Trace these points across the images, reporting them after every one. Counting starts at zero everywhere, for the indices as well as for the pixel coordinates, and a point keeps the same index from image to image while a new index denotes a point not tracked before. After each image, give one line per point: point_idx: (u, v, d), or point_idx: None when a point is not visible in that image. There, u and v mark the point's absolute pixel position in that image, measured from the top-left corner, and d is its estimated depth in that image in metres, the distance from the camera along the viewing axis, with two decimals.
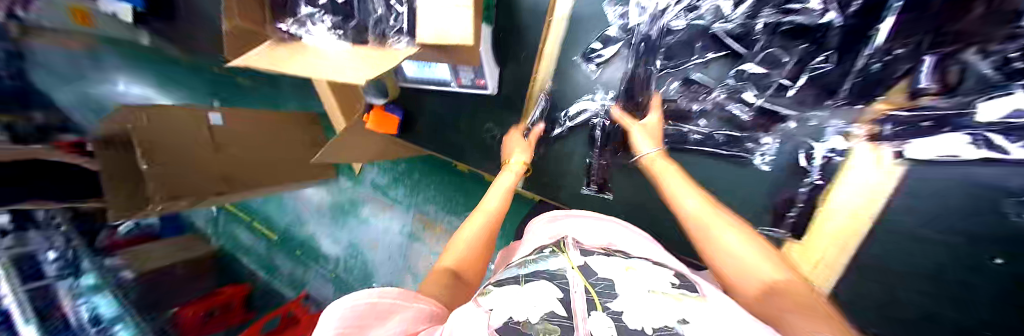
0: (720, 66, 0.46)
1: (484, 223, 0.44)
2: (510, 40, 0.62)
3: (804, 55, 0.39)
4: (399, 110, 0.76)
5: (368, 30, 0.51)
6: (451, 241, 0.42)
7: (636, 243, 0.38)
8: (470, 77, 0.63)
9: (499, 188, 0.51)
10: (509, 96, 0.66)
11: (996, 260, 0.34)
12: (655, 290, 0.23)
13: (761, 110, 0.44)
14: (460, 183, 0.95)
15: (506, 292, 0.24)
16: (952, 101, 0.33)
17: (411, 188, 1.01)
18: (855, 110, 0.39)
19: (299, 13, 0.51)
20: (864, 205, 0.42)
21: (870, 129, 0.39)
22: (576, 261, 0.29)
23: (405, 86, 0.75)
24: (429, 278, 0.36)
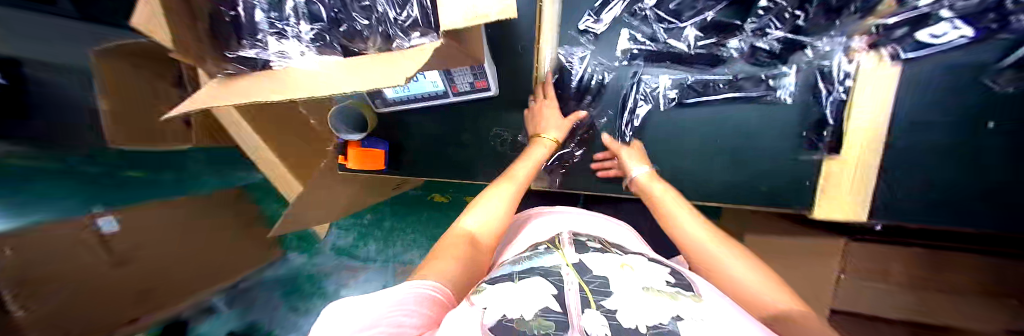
0: (724, 14, 0.44)
1: (513, 196, 0.44)
2: (498, 41, 0.54)
3: None
4: (382, 142, 0.63)
5: (359, 33, 0.46)
6: (472, 205, 0.43)
7: (622, 234, 0.39)
8: (468, 81, 0.53)
9: (530, 162, 0.49)
10: (516, 98, 0.56)
11: (989, 124, 0.36)
12: (652, 287, 0.21)
13: (787, 41, 0.42)
14: (438, 217, 1.04)
15: (500, 290, 0.22)
16: (912, 13, 0.36)
17: (383, 240, 1.04)
18: (858, 21, 0.39)
19: (264, 32, 0.47)
20: (876, 111, 0.39)
21: (868, 39, 0.38)
22: (572, 257, 0.26)
23: (387, 110, 0.62)
24: (447, 244, 0.35)
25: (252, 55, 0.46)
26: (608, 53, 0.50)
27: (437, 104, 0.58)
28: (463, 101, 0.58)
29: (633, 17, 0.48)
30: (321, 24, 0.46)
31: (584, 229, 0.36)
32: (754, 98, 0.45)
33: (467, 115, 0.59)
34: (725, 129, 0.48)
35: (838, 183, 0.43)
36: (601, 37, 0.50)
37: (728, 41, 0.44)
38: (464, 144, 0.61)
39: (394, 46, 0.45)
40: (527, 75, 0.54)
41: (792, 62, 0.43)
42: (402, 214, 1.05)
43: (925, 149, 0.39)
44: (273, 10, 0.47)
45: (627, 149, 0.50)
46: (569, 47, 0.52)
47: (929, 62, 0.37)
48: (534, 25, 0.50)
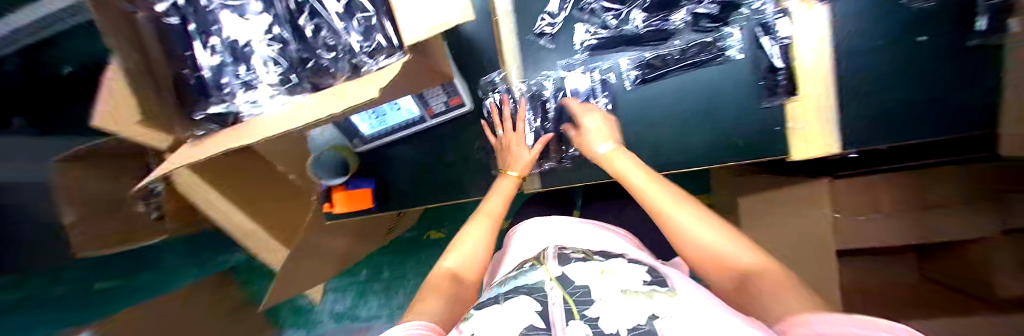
0: None
1: (490, 228, 0.44)
2: (464, 61, 0.55)
3: None
4: (366, 180, 0.61)
5: (327, 67, 0.41)
6: (451, 245, 0.42)
7: (608, 239, 0.38)
8: (443, 100, 0.54)
9: (500, 196, 0.49)
10: (492, 108, 0.56)
11: (920, 37, 0.38)
12: (629, 288, 0.21)
13: (724, 2, 0.44)
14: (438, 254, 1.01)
15: (489, 314, 0.21)
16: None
17: (384, 291, 0.99)
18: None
19: (229, 85, 0.43)
20: (820, 60, 0.40)
21: None
22: (555, 270, 0.25)
23: (366, 147, 0.61)
24: (430, 287, 0.34)
25: (220, 110, 0.42)
26: (567, 50, 0.52)
27: (415, 130, 0.58)
28: (441, 123, 0.58)
29: (582, 11, 0.49)
30: (283, 67, 0.41)
31: (570, 239, 0.36)
32: (704, 62, 0.47)
33: (448, 135, 0.59)
34: (691, 94, 0.49)
35: (807, 119, 0.43)
36: (560, 35, 0.51)
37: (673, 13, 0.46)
38: (446, 168, 0.61)
39: (365, 70, 0.39)
40: (495, 86, 0.56)
41: (734, 21, 0.44)
42: (398, 260, 1.02)
43: (872, 79, 0.40)
44: (239, 62, 0.42)
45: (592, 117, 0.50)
46: (534, 53, 0.53)
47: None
48: (495, 39, 0.53)
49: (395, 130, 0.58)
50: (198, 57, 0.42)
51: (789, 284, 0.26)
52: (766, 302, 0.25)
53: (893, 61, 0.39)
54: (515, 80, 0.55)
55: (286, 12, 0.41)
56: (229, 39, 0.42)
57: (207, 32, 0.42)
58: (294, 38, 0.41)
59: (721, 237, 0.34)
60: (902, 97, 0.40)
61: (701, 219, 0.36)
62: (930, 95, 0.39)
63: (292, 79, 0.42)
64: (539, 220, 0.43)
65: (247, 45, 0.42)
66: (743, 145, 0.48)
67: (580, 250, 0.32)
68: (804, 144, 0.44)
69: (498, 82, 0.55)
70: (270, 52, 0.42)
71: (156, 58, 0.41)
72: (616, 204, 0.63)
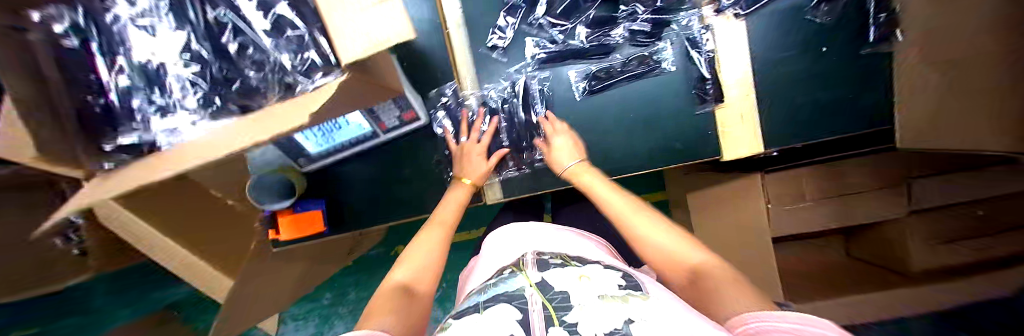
0: (604, 10, 0.49)
1: (441, 238, 0.45)
2: (415, 73, 0.54)
3: None
4: (318, 203, 0.58)
5: (259, 85, 0.38)
6: (401, 259, 0.42)
7: (578, 243, 0.40)
8: (396, 116, 0.51)
9: (452, 204, 0.51)
10: (445, 122, 0.57)
11: (823, 48, 0.46)
12: (606, 293, 0.22)
13: (655, 20, 0.48)
14: None
15: (469, 323, 0.21)
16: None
17: (350, 314, 0.95)
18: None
19: (144, 113, 0.38)
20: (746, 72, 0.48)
21: (714, 6, 0.47)
22: (535, 277, 0.26)
23: (313, 167, 0.57)
24: (378, 299, 0.34)
25: (133, 141, 0.38)
26: (519, 64, 0.53)
27: (370, 145, 0.55)
28: (399, 137, 0.56)
29: (531, 27, 0.51)
30: (201, 88, 0.38)
31: (546, 243, 0.37)
32: (643, 73, 0.50)
33: (405, 149, 0.58)
34: (632, 104, 0.52)
35: (733, 124, 0.48)
36: (511, 50, 0.52)
37: (613, 30, 0.49)
38: (407, 182, 0.59)
39: (299, 89, 0.37)
40: (451, 99, 0.56)
41: (668, 36, 0.49)
42: (365, 279, 0.97)
43: (781, 91, 0.47)
44: (153, 86, 0.38)
45: (563, 136, 0.52)
46: (487, 66, 0.53)
47: (766, 13, 0.47)
48: (448, 53, 0.53)
49: (345, 145, 0.53)
50: (104, 80, 0.37)
51: (735, 283, 0.31)
52: (724, 297, 0.28)
53: (803, 71, 0.47)
54: (468, 91, 0.55)
55: (203, 25, 0.36)
56: (139, 61, 0.37)
57: (113, 53, 0.37)
58: (215, 55, 0.37)
59: (684, 247, 0.39)
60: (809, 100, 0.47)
61: (668, 232, 0.41)
62: (829, 99, 0.47)
63: (211, 103, 0.38)
64: (514, 225, 0.44)
65: (159, 67, 0.37)
66: (679, 149, 0.52)
67: (557, 254, 0.33)
68: (737, 146, 0.49)
69: (450, 93, 0.55)
70: (188, 73, 0.37)
71: (52, 82, 0.34)
72: (579, 208, 0.65)
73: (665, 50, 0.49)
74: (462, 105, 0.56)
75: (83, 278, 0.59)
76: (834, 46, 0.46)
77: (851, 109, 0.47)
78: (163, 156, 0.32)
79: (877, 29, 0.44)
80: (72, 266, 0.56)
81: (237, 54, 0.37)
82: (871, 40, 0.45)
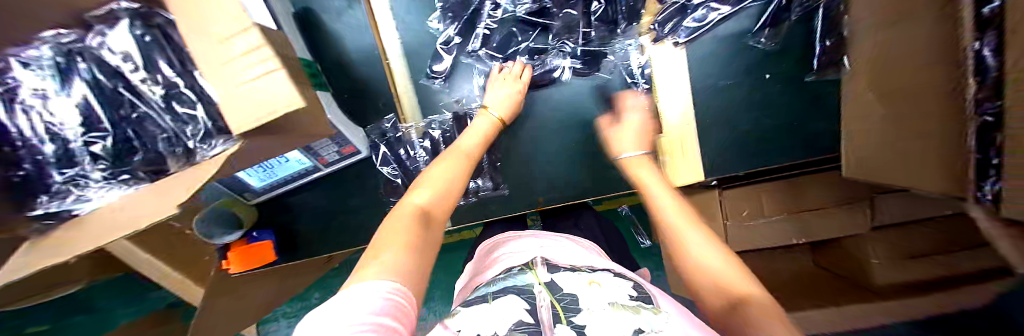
0: (539, 41, 0.51)
1: (462, 165, 0.41)
2: (358, 102, 0.55)
3: (582, 8, 0.47)
4: (268, 232, 0.55)
5: (166, 156, 0.34)
6: (416, 183, 0.37)
7: (573, 248, 0.39)
8: (335, 150, 0.48)
9: (474, 136, 0.46)
10: (389, 154, 0.55)
11: (766, 75, 0.50)
12: (617, 302, 0.23)
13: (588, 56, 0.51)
14: None
15: (476, 312, 0.23)
16: (676, 8, 0.47)
17: None
18: (637, 28, 0.51)
19: (55, 183, 0.32)
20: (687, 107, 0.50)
21: (652, 35, 0.50)
22: (544, 276, 0.27)
23: (264, 197, 0.54)
24: (391, 221, 0.30)
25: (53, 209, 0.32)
26: (461, 92, 0.55)
27: (311, 175, 0.52)
28: (343, 166, 0.53)
29: (470, 57, 0.52)
30: (105, 164, 0.32)
31: (548, 245, 0.37)
32: (579, 104, 0.54)
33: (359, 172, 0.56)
34: (575, 131, 0.55)
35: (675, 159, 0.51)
36: (452, 79, 0.54)
37: (551, 62, 0.52)
38: (355, 209, 0.56)
39: (201, 155, 0.34)
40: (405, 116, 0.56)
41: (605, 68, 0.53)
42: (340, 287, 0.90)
43: (725, 121, 0.50)
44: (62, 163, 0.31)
45: (636, 116, 0.51)
46: (429, 95, 0.55)
47: (707, 42, 0.50)
48: (388, 80, 0.54)
49: (288, 177, 0.50)
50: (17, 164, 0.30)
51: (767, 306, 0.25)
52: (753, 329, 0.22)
53: (737, 108, 0.50)
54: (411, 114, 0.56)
55: (94, 83, 0.29)
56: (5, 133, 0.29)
57: None
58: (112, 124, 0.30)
59: (724, 263, 0.32)
60: (735, 136, 0.51)
61: (710, 245, 0.34)
62: (763, 132, 0.51)
63: (123, 179, 0.33)
64: (509, 235, 0.44)
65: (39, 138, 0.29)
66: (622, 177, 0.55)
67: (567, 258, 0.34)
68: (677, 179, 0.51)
69: (390, 128, 0.56)
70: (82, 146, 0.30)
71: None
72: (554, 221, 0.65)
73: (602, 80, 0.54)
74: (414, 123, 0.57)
75: (77, 287, 0.52)
76: (767, 75, 0.50)
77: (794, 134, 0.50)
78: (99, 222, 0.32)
79: (822, 62, 0.46)
80: (72, 270, 0.51)
81: (140, 122, 0.31)
82: (813, 69, 0.48)
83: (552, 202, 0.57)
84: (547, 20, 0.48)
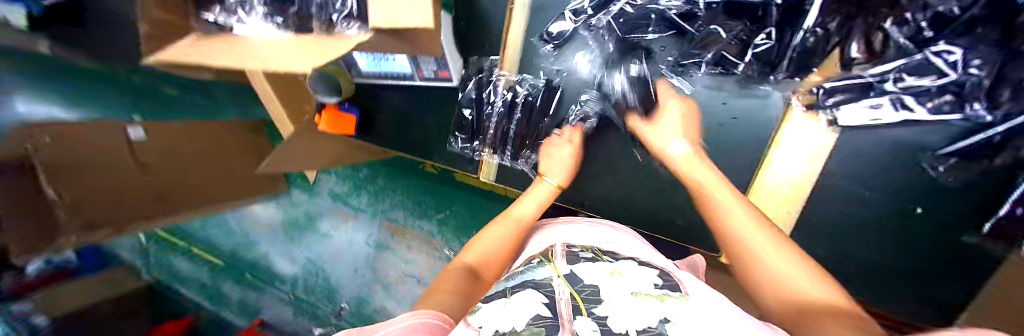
0: (670, 44, 0.42)
1: (513, 232, 0.43)
2: (470, 34, 0.54)
3: (747, 30, 0.35)
4: (356, 109, 0.61)
5: (314, 19, 0.43)
6: (475, 241, 0.43)
7: (609, 236, 0.39)
8: (433, 68, 0.53)
9: (533, 202, 0.48)
10: (471, 93, 0.56)
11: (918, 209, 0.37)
12: (641, 291, 0.24)
13: (720, 73, 0.41)
14: (426, 185, 0.98)
15: (495, 307, 0.24)
16: (857, 83, 0.34)
17: (373, 196, 0.97)
18: (795, 82, 0.37)
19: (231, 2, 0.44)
20: (788, 195, 0.42)
21: (807, 99, 0.37)
22: (563, 269, 0.29)
23: (363, 82, 0.61)
24: (444, 278, 0.36)
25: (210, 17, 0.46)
26: (566, 64, 0.50)
27: (402, 84, 0.57)
28: (430, 88, 0.57)
29: (588, 30, 0.44)
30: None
31: (576, 237, 0.38)
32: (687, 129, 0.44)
33: (436, 100, 0.58)
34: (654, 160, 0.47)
35: None
36: (561, 50, 0.49)
37: (674, 75, 0.44)
38: (425, 127, 0.60)
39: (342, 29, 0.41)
40: (501, 63, 0.54)
41: (742, 102, 0.41)
42: (389, 177, 0.99)
43: (827, 230, 0.42)
44: None
45: (676, 104, 0.43)
46: (532, 56, 0.52)
47: (871, 137, 0.37)
48: (505, 23, 0.51)
49: (388, 76, 0.57)
50: None
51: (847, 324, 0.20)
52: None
53: (853, 220, 0.40)
54: (508, 63, 0.53)
55: None
56: None
57: None
58: None
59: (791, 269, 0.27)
60: (835, 255, 0.42)
61: (791, 257, 0.28)
62: (869, 263, 0.41)
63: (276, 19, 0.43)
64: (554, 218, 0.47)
65: None
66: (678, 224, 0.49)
67: (586, 248, 0.35)
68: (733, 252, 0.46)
69: (488, 67, 0.55)
70: None
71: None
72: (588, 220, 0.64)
73: (721, 118, 0.43)
74: (499, 67, 0.54)
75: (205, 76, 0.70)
76: (938, 211, 0.36)
77: (899, 279, 0.40)
78: (237, 44, 0.44)
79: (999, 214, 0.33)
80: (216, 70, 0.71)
81: None
82: (982, 230, 0.35)
83: (596, 209, 0.54)
84: (688, 27, 0.38)
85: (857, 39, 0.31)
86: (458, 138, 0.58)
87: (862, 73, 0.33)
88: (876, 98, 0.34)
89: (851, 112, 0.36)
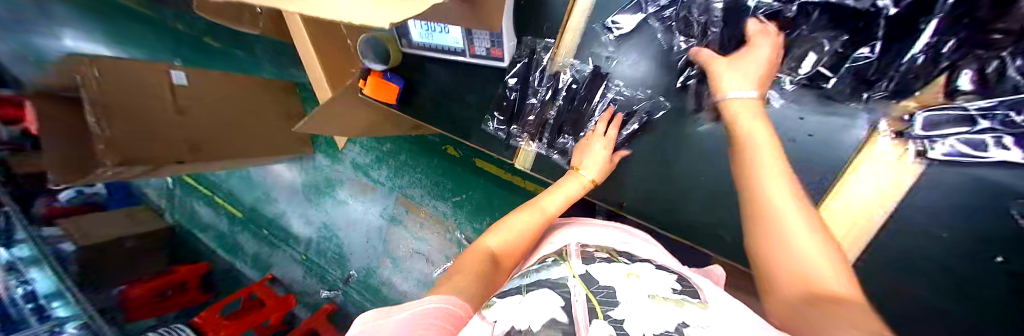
0: None
1: (539, 224, 0.43)
2: (527, 14, 0.53)
3: (845, 46, 0.35)
4: (399, 79, 0.61)
5: None
6: (496, 226, 0.43)
7: (631, 244, 0.38)
8: (485, 46, 0.53)
9: (561, 197, 0.47)
10: (519, 73, 0.55)
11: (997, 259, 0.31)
12: (658, 295, 0.23)
13: (809, 85, 0.40)
14: (450, 170, 0.98)
15: (509, 304, 0.23)
16: (956, 114, 0.31)
17: (395, 169, 1.03)
18: (890, 104, 0.36)
19: None
20: (845, 228, 0.38)
21: (897, 126, 0.35)
22: (578, 268, 0.28)
23: (409, 51, 0.61)
24: (466, 259, 0.36)
25: None
26: (626, 55, 0.50)
27: (450, 59, 0.57)
28: (479, 64, 0.56)
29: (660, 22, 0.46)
30: None
31: (592, 238, 0.38)
32: None
33: (481, 79, 0.57)
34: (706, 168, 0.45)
35: None
36: (622, 41, 0.49)
37: None
38: (467, 107, 0.59)
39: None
40: (557, 44, 0.53)
41: (833, 120, 0.39)
42: (414, 154, 1.01)
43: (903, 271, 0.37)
44: None
45: (766, 41, 0.36)
46: (591, 42, 0.51)
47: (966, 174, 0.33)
48: (565, 10, 0.51)
49: (437, 50, 0.57)
50: None
51: (846, 288, 0.21)
52: (807, 309, 0.20)
53: (924, 253, 0.35)
54: (564, 45, 0.53)
55: None
56: None
57: None
58: None
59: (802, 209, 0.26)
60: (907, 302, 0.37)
61: (798, 200, 0.27)
62: (932, 306, 0.35)
63: None
64: (580, 219, 0.46)
65: None
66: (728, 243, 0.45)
67: (601, 248, 0.34)
68: None
69: (542, 49, 0.53)
70: None
71: None
72: None
73: (796, 136, 0.41)
74: (554, 49, 0.53)
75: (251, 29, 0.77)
76: None
77: None
78: None
79: None
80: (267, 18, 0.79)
81: None
82: None
83: (637, 215, 0.51)
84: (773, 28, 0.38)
85: (969, 66, 0.29)
86: (495, 118, 0.57)
87: (964, 105, 0.30)
88: (975, 135, 0.31)
89: (949, 146, 0.33)
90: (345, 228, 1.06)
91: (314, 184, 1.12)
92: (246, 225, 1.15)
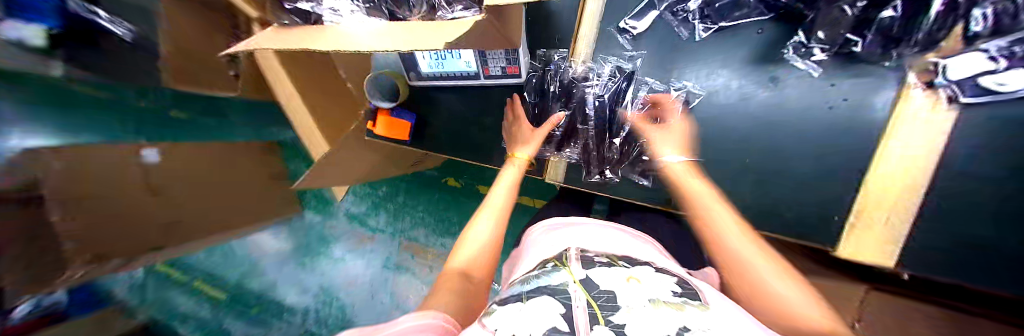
0: (769, 30, 0.45)
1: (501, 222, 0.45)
2: (536, 30, 0.58)
3: (865, 10, 0.37)
4: (409, 114, 0.63)
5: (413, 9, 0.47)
6: (461, 242, 0.42)
7: (631, 244, 0.37)
8: (501, 65, 0.55)
9: (504, 189, 0.50)
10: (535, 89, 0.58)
11: None
12: (659, 299, 0.23)
13: (839, 53, 0.42)
14: (449, 200, 1.09)
15: (510, 311, 0.23)
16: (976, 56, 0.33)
17: (394, 214, 1.13)
18: (916, 57, 0.38)
19: None
20: (905, 185, 0.39)
21: (926, 74, 0.38)
22: (579, 273, 0.27)
23: (417, 84, 0.63)
24: (439, 283, 0.35)
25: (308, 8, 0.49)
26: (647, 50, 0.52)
27: (462, 84, 0.60)
28: (493, 84, 0.59)
29: (673, 17, 0.49)
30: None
31: (594, 240, 0.36)
32: (773, 119, 0.47)
33: (496, 99, 0.60)
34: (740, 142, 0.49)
35: (867, 227, 0.42)
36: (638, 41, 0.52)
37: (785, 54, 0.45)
38: (487, 128, 0.62)
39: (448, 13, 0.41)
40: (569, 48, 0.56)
41: (871, 75, 0.42)
42: (415, 191, 1.11)
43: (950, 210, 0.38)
44: None
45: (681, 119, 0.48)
46: (609, 44, 0.53)
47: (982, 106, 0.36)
48: (576, 20, 0.55)
49: (448, 77, 0.59)
50: None
51: None
52: None
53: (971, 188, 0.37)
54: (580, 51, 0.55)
55: None
56: None
57: None
58: None
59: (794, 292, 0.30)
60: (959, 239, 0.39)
61: (784, 278, 0.32)
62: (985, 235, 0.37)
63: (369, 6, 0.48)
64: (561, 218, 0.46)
65: None
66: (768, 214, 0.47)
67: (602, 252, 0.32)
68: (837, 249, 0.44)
69: (557, 59, 0.56)
70: None
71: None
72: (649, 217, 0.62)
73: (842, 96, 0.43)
74: (572, 54, 0.55)
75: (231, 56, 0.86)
76: None
77: None
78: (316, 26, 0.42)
79: None
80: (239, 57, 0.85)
81: None
82: None
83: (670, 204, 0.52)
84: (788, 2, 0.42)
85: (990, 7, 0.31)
86: None
87: (983, 47, 0.33)
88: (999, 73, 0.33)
89: (984, 85, 0.35)
90: (343, 289, 1.08)
91: (303, 249, 1.10)
92: (230, 306, 1.03)
